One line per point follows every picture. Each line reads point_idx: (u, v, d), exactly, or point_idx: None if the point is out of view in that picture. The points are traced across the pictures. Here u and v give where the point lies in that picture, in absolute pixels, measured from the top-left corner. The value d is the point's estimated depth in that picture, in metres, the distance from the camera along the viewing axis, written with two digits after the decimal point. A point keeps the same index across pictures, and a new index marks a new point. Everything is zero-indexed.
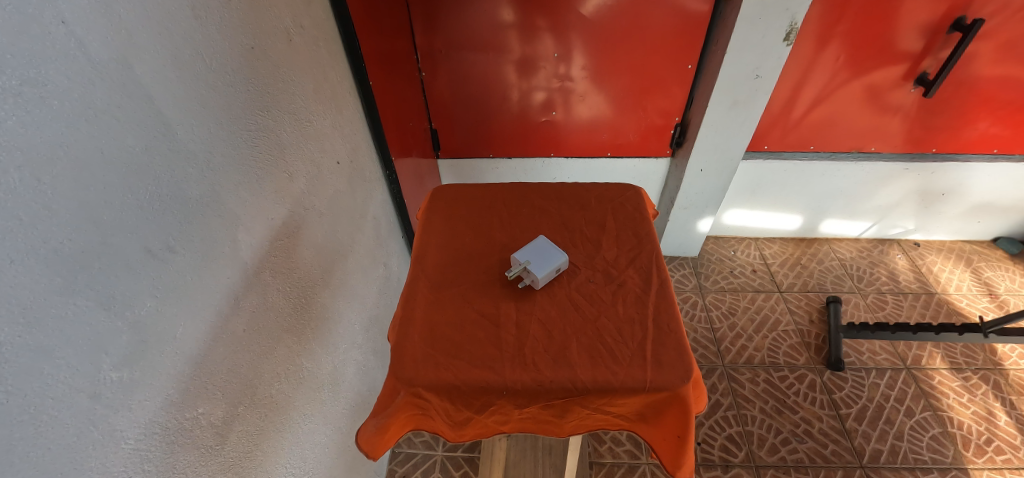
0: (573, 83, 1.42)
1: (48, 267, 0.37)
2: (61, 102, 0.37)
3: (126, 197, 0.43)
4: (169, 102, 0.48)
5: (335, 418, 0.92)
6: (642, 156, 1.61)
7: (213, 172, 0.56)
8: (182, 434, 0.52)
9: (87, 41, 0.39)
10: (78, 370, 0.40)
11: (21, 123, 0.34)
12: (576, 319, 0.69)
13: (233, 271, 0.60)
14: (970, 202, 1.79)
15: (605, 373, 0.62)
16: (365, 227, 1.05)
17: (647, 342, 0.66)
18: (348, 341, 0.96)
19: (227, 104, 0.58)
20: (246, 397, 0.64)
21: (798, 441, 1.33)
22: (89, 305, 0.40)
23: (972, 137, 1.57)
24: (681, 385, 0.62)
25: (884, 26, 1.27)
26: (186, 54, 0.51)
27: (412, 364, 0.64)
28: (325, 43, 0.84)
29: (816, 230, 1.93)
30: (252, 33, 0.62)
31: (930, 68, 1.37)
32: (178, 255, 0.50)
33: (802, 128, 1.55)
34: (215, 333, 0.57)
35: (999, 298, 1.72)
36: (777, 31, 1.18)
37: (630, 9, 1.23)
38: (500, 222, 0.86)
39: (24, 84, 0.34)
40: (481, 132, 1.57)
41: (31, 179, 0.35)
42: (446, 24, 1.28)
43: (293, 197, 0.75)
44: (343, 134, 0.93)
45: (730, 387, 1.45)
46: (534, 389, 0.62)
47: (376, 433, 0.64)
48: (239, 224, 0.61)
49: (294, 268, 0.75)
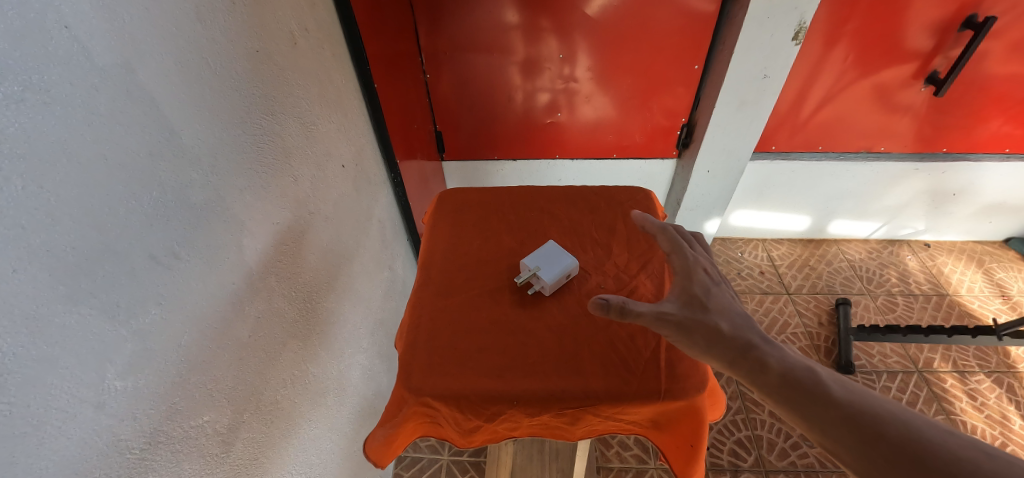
0: (578, 84, 1.41)
1: (51, 275, 0.36)
2: (64, 107, 0.36)
3: (130, 204, 0.43)
4: (173, 105, 0.48)
5: (341, 423, 0.91)
6: (647, 157, 1.60)
7: (218, 177, 0.55)
8: (188, 442, 0.51)
9: (90, 45, 0.38)
10: (83, 380, 0.39)
11: (23, 129, 0.34)
12: (588, 326, 0.67)
13: (238, 276, 0.59)
14: (982, 202, 1.77)
15: (618, 382, 0.61)
16: (370, 230, 1.04)
17: (661, 350, 0.64)
18: (354, 344, 0.96)
19: (231, 107, 0.57)
20: (252, 404, 0.63)
21: (808, 445, 1.31)
22: (93, 313, 0.40)
23: (983, 137, 1.54)
24: (696, 395, 0.61)
25: (893, 24, 1.25)
26: (191, 56, 0.50)
27: (421, 372, 0.63)
28: (330, 46, 0.83)
29: (824, 231, 1.92)
30: (256, 36, 0.62)
31: (940, 67, 1.35)
32: (183, 261, 0.50)
33: (810, 128, 1.54)
34: (221, 340, 0.56)
35: (1012, 299, 1.69)
36: (786, 31, 1.17)
37: (635, 9, 1.22)
38: (509, 227, 0.85)
39: (26, 90, 0.33)
40: (485, 134, 1.56)
41: (33, 186, 0.35)
42: (451, 25, 1.27)
43: (298, 202, 0.74)
44: (349, 136, 0.92)
45: (738, 390, 1.44)
46: (547, 398, 0.61)
47: (385, 442, 0.63)
48: (243, 230, 0.60)
49: (300, 273, 0.74)
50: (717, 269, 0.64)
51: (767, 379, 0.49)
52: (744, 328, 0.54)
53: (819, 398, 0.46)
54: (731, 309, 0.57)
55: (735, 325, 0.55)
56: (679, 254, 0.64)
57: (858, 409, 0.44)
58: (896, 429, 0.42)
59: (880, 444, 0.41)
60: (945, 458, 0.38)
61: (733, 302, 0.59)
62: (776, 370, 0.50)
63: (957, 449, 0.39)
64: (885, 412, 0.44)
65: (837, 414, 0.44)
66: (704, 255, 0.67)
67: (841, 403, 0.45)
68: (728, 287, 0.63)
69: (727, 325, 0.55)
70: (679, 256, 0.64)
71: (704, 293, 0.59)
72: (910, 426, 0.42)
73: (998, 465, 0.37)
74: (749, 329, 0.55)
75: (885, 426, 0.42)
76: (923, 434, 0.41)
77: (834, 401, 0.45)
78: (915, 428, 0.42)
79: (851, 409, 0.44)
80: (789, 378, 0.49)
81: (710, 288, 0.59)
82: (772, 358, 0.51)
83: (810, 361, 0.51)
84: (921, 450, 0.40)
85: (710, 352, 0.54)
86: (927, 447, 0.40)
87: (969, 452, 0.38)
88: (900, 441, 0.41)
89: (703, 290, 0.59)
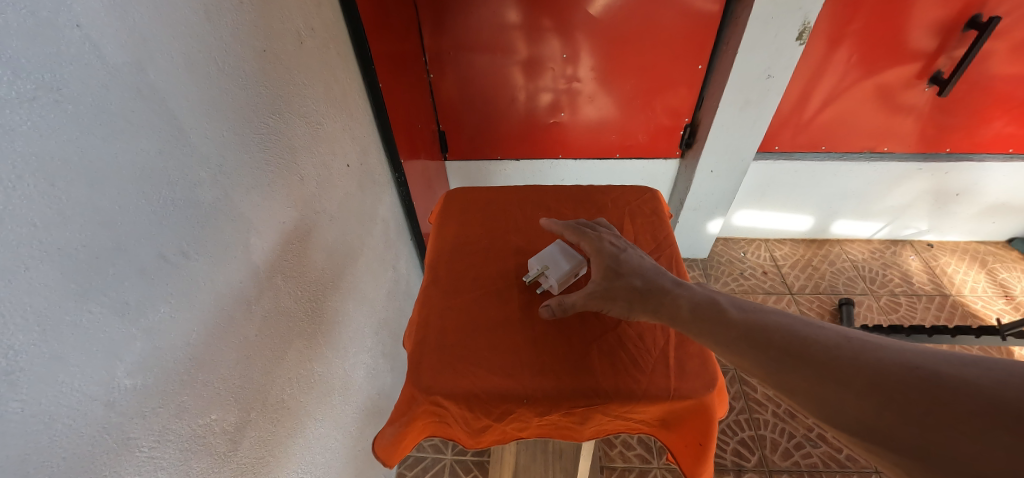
0: (581, 84, 1.41)
1: (62, 274, 0.36)
2: (76, 106, 0.37)
3: (140, 203, 0.43)
4: (182, 104, 0.48)
5: (346, 423, 0.91)
6: (650, 157, 1.60)
7: (225, 176, 0.55)
8: (195, 441, 0.51)
9: (101, 44, 0.38)
10: (94, 378, 0.39)
11: (36, 128, 0.34)
12: (596, 326, 0.67)
13: (245, 275, 0.59)
14: (985, 203, 1.77)
15: (627, 381, 0.61)
16: (375, 230, 1.04)
17: (669, 349, 0.64)
18: (359, 344, 0.96)
19: (239, 106, 0.57)
20: (259, 403, 0.63)
21: (811, 445, 1.31)
22: (104, 312, 0.40)
23: (986, 137, 1.54)
24: (705, 394, 0.61)
25: (896, 25, 1.25)
26: (199, 55, 0.50)
27: (429, 371, 0.63)
28: (336, 46, 0.83)
29: (827, 231, 1.92)
30: (263, 35, 0.62)
31: (944, 67, 1.35)
32: (192, 260, 0.50)
33: (813, 128, 1.54)
34: (228, 338, 0.56)
35: (1015, 300, 1.69)
36: (790, 31, 1.17)
37: (639, 9, 1.22)
38: (515, 226, 0.85)
39: (39, 89, 0.34)
40: (488, 134, 1.56)
41: (45, 185, 0.35)
42: (454, 25, 1.27)
43: (304, 201, 0.74)
44: (354, 136, 0.92)
45: (741, 390, 1.44)
46: (555, 397, 0.60)
47: (392, 442, 0.63)
48: (251, 229, 0.60)
49: (306, 272, 0.74)
50: (621, 237, 0.71)
51: (679, 318, 0.56)
52: (657, 277, 0.61)
53: (721, 322, 0.52)
54: (641, 268, 0.63)
55: (646, 280, 0.61)
56: (584, 236, 0.70)
57: (751, 325, 0.50)
58: (782, 334, 0.47)
59: (769, 347, 0.47)
60: (818, 348, 0.44)
61: (640, 259, 0.65)
62: (685, 306, 0.56)
63: (826, 338, 0.45)
64: (772, 322, 0.49)
65: (736, 333, 0.50)
66: (608, 229, 0.74)
67: (738, 323, 0.51)
68: (638, 249, 0.69)
69: (641, 281, 0.61)
70: (585, 238, 0.69)
71: (615, 262, 0.64)
72: (791, 327, 0.48)
73: (856, 345, 0.43)
74: (660, 278, 0.61)
75: (771, 333, 0.48)
76: (799, 332, 0.47)
77: (733, 322, 0.51)
78: (795, 329, 0.47)
79: (746, 326, 0.50)
80: (695, 311, 0.55)
81: (618, 256, 0.65)
82: (682, 298, 0.57)
83: (712, 292, 0.57)
84: (800, 345, 0.45)
85: (634, 311, 0.60)
86: (804, 340, 0.46)
87: (835, 339, 0.44)
88: (785, 342, 0.46)
89: (613, 259, 0.65)
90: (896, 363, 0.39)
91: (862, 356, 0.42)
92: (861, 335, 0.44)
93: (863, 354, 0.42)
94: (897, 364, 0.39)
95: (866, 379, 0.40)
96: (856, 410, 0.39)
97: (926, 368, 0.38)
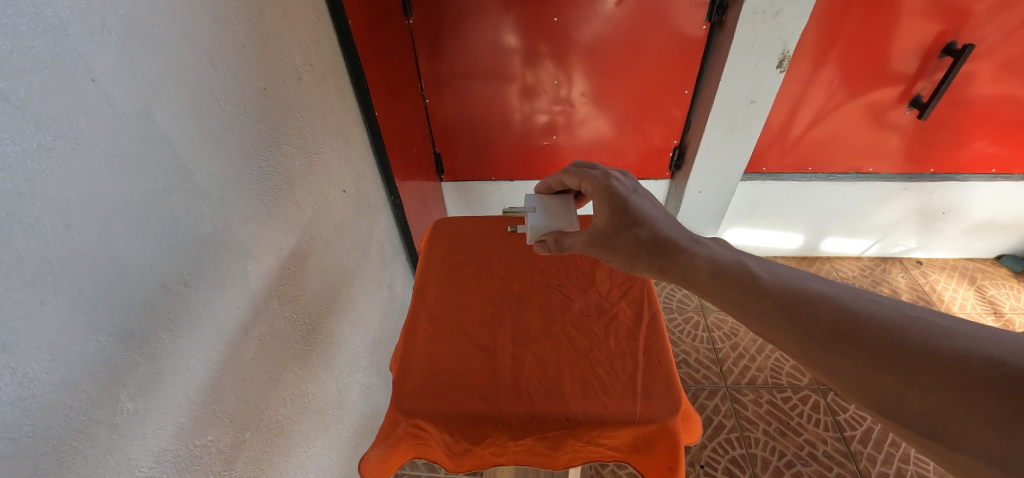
0: (573, 107, 1.46)
1: (73, 307, 0.40)
2: (90, 152, 0.40)
3: (147, 238, 0.46)
4: (185, 142, 0.51)
5: (340, 441, 0.93)
6: (642, 178, 1.64)
7: (225, 208, 0.58)
8: (193, 461, 0.54)
9: (113, 94, 0.42)
10: (98, 401, 0.42)
11: (54, 175, 0.38)
12: (570, 352, 0.71)
13: (243, 301, 0.63)
14: (972, 221, 1.79)
15: (596, 405, 0.64)
16: (370, 252, 1.08)
17: (637, 375, 0.67)
18: (353, 363, 0.98)
19: (239, 138, 0.61)
20: (254, 425, 0.65)
21: (801, 463, 1.31)
22: (110, 341, 0.43)
23: (969, 157, 1.58)
24: (670, 417, 0.63)
25: (876, 49, 1.30)
26: (203, 99, 0.54)
27: (412, 395, 0.65)
28: (333, 78, 0.88)
29: (817, 248, 1.94)
30: (264, 75, 0.66)
31: (924, 91, 1.39)
32: (192, 287, 0.53)
33: (801, 147, 1.57)
34: (226, 362, 0.59)
35: (1004, 316, 1.70)
36: (770, 59, 1.22)
37: (625, 37, 1.27)
38: (500, 254, 0.88)
39: (57, 139, 0.38)
40: (484, 156, 1.61)
41: (61, 225, 0.38)
42: (450, 53, 1.33)
43: (299, 228, 0.77)
44: (350, 164, 0.96)
45: (732, 408, 1.45)
46: (529, 421, 0.63)
47: (378, 463, 0.65)
48: (249, 256, 0.64)
49: (301, 296, 0.77)
50: (629, 178, 0.71)
51: (693, 274, 0.56)
52: (666, 231, 0.62)
53: (755, 290, 0.50)
54: (652, 219, 0.63)
55: (653, 233, 0.61)
56: (588, 178, 0.71)
57: (789, 292, 0.48)
58: (828, 308, 0.44)
59: (813, 324, 0.44)
60: (874, 327, 0.41)
61: (649, 207, 0.65)
62: (703, 265, 0.55)
63: (881, 316, 0.42)
64: (811, 292, 0.47)
65: (772, 304, 0.48)
66: (614, 170, 0.73)
67: (775, 293, 0.48)
68: (648, 191, 0.69)
69: (648, 235, 0.62)
70: (588, 179, 0.71)
71: (623, 208, 0.65)
72: (841, 301, 0.44)
73: (920, 327, 0.39)
74: (671, 232, 0.61)
75: (817, 307, 0.45)
76: (848, 308, 0.43)
77: (768, 291, 0.49)
78: (847, 302, 0.44)
79: (782, 294, 0.48)
80: (717, 275, 0.53)
81: (626, 201, 0.65)
82: (699, 258, 0.56)
83: (737, 252, 0.56)
84: (850, 324, 0.42)
85: (639, 264, 0.61)
86: (856, 320, 0.42)
87: (895, 317, 0.41)
88: (833, 318, 0.43)
89: (621, 203, 0.66)
90: (975, 357, 0.35)
91: (930, 345, 0.37)
92: (924, 314, 0.40)
93: (931, 343, 0.38)
94: (976, 357, 0.35)
95: (938, 372, 0.36)
96: (920, 404, 0.36)
97: (1014, 365, 0.33)
